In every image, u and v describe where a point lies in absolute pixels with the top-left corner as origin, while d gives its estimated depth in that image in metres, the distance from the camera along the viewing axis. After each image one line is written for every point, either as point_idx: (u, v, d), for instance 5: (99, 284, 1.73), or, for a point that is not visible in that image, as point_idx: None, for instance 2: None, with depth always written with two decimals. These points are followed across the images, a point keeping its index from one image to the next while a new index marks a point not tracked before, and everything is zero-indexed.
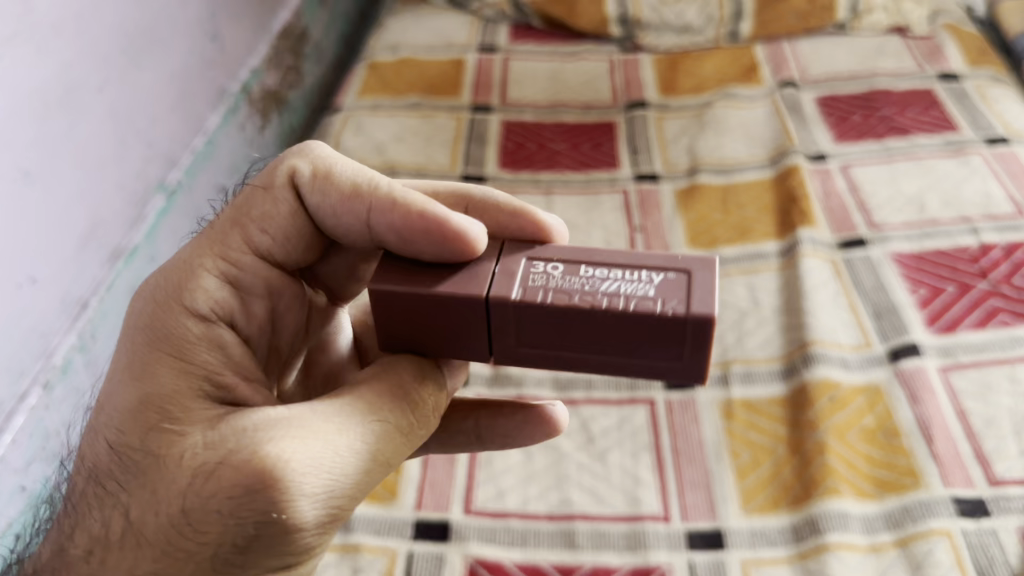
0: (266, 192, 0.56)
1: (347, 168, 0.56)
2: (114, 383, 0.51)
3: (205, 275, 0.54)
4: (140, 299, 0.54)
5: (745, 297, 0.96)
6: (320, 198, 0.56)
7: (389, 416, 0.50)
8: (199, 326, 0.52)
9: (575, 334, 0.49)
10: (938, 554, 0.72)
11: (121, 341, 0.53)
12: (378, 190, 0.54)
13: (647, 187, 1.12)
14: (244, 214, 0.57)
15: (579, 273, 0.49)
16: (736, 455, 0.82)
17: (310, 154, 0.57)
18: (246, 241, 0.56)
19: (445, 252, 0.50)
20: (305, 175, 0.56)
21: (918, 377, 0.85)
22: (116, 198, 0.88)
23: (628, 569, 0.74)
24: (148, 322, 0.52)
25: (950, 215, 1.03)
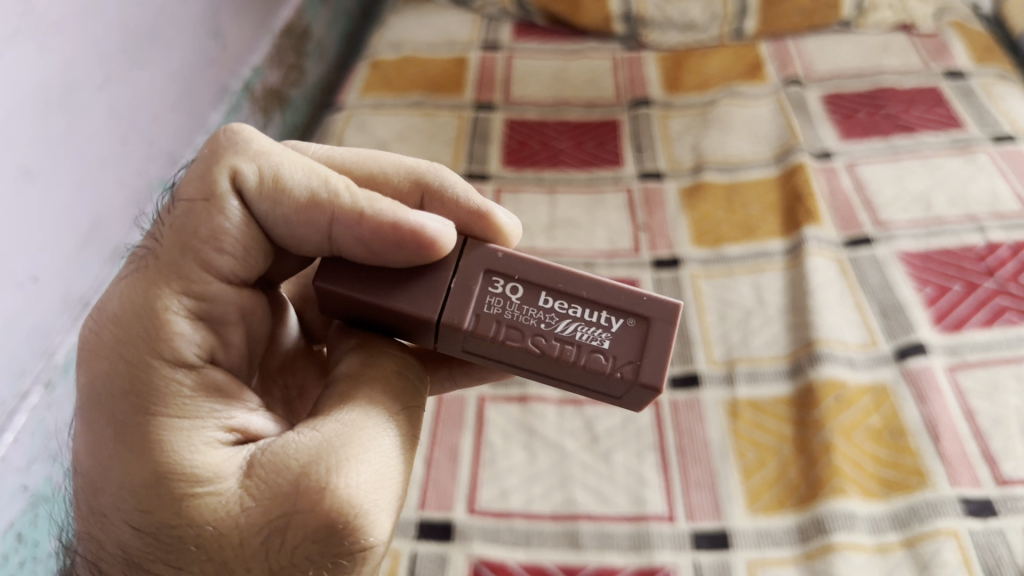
0: (216, 207, 0.50)
1: (300, 171, 0.52)
2: (110, 463, 0.46)
3: (175, 318, 0.49)
4: (103, 363, 0.48)
5: (750, 296, 0.95)
6: (271, 210, 0.51)
7: (391, 412, 0.51)
8: (189, 374, 0.49)
9: (527, 366, 0.52)
10: (945, 554, 0.71)
11: (92, 415, 0.47)
12: (339, 200, 0.51)
13: (651, 185, 1.11)
14: (192, 237, 0.50)
15: (538, 303, 0.51)
16: (741, 455, 0.81)
17: (254, 152, 0.52)
18: (207, 268, 0.51)
19: (416, 256, 0.51)
20: (252, 183, 0.51)
21: (923, 376, 0.85)
22: (116, 197, 0.87)
23: (632, 569, 0.74)
24: (128, 387, 0.47)
25: (956, 214, 1.02)
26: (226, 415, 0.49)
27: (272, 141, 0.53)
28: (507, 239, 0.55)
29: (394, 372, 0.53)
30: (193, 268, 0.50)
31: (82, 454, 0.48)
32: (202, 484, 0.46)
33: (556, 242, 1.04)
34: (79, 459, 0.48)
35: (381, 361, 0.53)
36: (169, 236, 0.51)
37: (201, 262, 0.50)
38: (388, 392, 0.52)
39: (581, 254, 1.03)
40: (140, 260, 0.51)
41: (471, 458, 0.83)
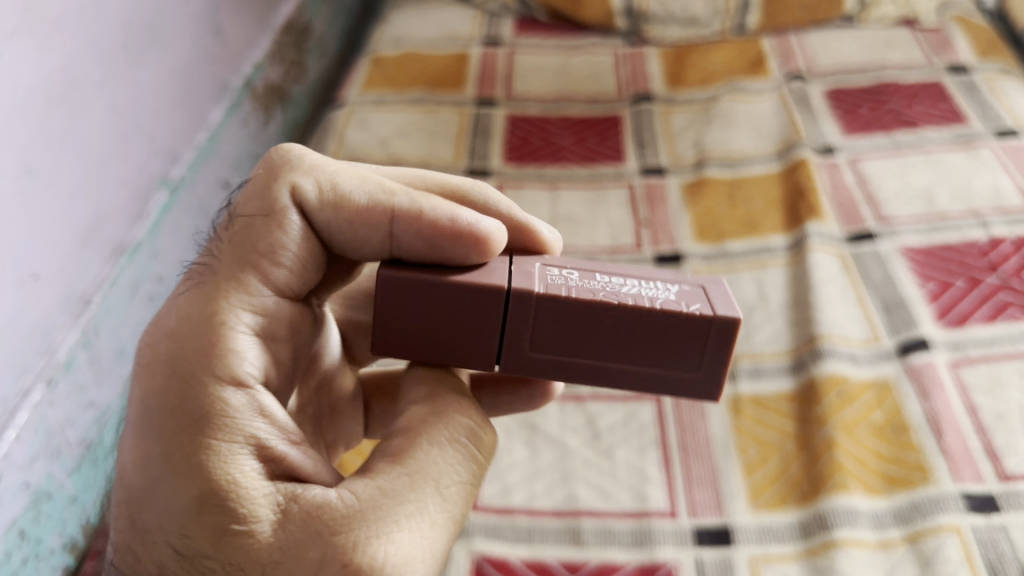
0: (277, 222, 0.54)
1: (356, 182, 0.57)
2: (155, 478, 0.47)
3: (231, 335, 0.51)
4: (156, 378, 0.49)
5: (753, 292, 0.95)
6: (331, 217, 0.56)
7: (445, 478, 0.49)
8: (239, 396, 0.49)
9: (603, 330, 0.51)
10: (948, 550, 0.71)
11: (141, 429, 0.48)
12: (394, 203, 0.55)
13: (653, 181, 1.11)
14: (251, 251, 0.54)
15: (596, 279, 0.54)
16: (743, 452, 0.81)
17: (309, 168, 0.57)
18: (262, 280, 0.54)
19: (472, 253, 0.52)
20: (312, 196, 0.55)
21: (926, 372, 0.85)
22: (117, 194, 0.87)
23: (634, 566, 0.74)
24: (176, 404, 0.48)
25: (959, 209, 1.01)
26: (274, 442, 0.49)
27: (324, 159, 0.58)
28: (547, 249, 0.58)
29: (448, 409, 0.52)
30: (250, 282, 0.53)
31: (128, 467, 0.48)
32: (241, 514, 0.46)
33: None
34: (124, 473, 0.49)
35: (447, 403, 0.52)
36: (229, 251, 0.54)
37: (257, 276, 0.54)
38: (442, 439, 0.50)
39: (583, 250, 1.02)
40: (200, 274, 0.54)
41: None
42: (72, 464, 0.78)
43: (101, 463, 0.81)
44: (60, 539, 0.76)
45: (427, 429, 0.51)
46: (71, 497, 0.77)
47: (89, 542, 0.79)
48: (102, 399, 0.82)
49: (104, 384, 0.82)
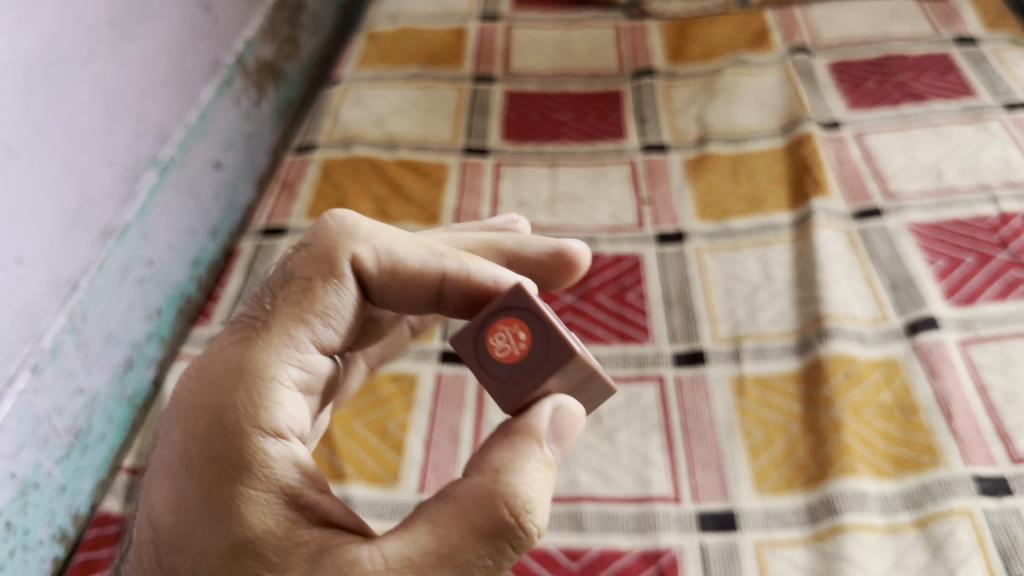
0: (334, 285, 0.52)
1: (402, 240, 0.54)
2: (191, 523, 0.46)
3: (275, 386, 0.48)
4: (197, 423, 0.47)
5: (756, 270, 0.93)
6: (392, 282, 0.54)
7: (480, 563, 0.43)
8: (278, 445, 0.47)
9: None
10: (960, 534, 0.69)
11: (179, 474, 0.47)
12: (446, 264, 0.53)
13: (655, 158, 1.09)
14: (304, 307, 0.51)
15: None
16: (748, 434, 0.79)
17: (365, 235, 0.53)
18: (314, 339, 0.51)
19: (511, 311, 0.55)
20: (372, 261, 0.53)
21: (936, 351, 0.82)
22: (106, 174, 0.85)
23: (637, 552, 0.72)
24: (219, 450, 0.46)
25: (968, 183, 0.99)
26: (305, 493, 0.47)
27: (372, 222, 0.55)
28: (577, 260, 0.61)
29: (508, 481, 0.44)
30: (299, 337, 0.51)
31: (164, 510, 0.47)
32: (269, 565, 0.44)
33: (558, 217, 1.02)
34: (157, 513, 0.48)
35: (511, 471, 0.44)
36: (280, 301, 0.51)
37: (309, 333, 0.51)
38: (477, 530, 0.43)
39: (584, 229, 1.00)
40: (247, 322, 0.51)
41: (471, 440, 0.81)
42: (61, 453, 0.76)
43: (91, 451, 0.79)
44: (49, 529, 0.74)
45: (474, 511, 0.43)
46: (61, 486, 0.75)
47: (80, 532, 0.77)
48: (91, 385, 0.80)
49: (93, 370, 0.80)
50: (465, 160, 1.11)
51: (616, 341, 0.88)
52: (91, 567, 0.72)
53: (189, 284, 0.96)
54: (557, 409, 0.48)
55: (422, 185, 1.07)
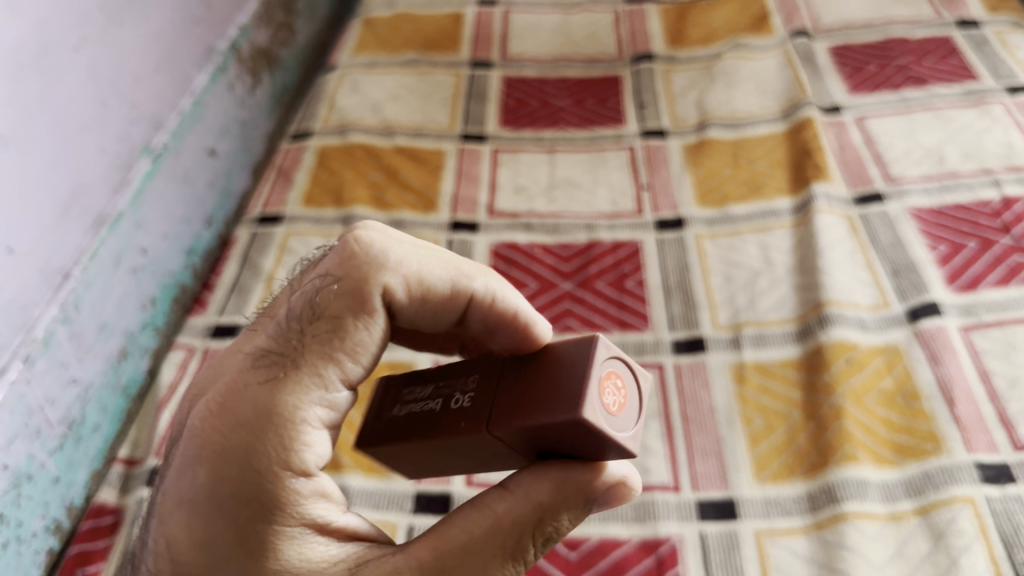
0: (364, 321, 0.49)
1: (431, 259, 0.52)
2: (221, 562, 0.45)
3: (307, 428, 0.47)
4: (226, 464, 0.45)
5: (756, 257, 0.92)
6: (419, 310, 0.51)
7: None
8: (309, 483, 0.47)
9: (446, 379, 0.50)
10: (962, 522, 0.68)
11: (206, 514, 0.45)
12: (474, 288, 0.52)
13: (654, 143, 1.08)
14: (334, 346, 0.48)
15: (430, 404, 0.49)
16: (748, 422, 0.78)
17: (395, 264, 0.50)
18: (341, 377, 0.48)
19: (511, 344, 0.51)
20: (401, 292, 0.50)
21: (938, 337, 0.81)
22: (98, 162, 0.83)
23: (636, 541, 0.72)
24: (251, 493, 0.45)
25: (970, 167, 0.98)
26: (332, 519, 0.48)
27: (398, 242, 0.51)
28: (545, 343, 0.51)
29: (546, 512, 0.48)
30: (329, 377, 0.48)
31: (186, 546, 0.45)
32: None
33: (556, 204, 1.01)
34: (176, 546, 0.46)
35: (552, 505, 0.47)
36: (308, 338, 0.48)
37: (338, 371, 0.48)
38: (507, 550, 0.47)
39: (583, 216, 0.99)
40: (273, 356, 0.48)
41: None
42: (54, 444, 0.75)
43: (85, 442, 0.79)
44: (43, 521, 0.73)
45: (509, 532, 0.47)
46: (54, 478, 0.75)
47: (75, 524, 0.76)
48: (85, 375, 0.79)
49: (87, 360, 0.79)
50: (462, 146, 1.09)
51: (615, 329, 0.87)
52: (86, 558, 0.72)
53: (184, 273, 0.95)
54: (617, 485, 0.48)
55: (419, 173, 1.06)
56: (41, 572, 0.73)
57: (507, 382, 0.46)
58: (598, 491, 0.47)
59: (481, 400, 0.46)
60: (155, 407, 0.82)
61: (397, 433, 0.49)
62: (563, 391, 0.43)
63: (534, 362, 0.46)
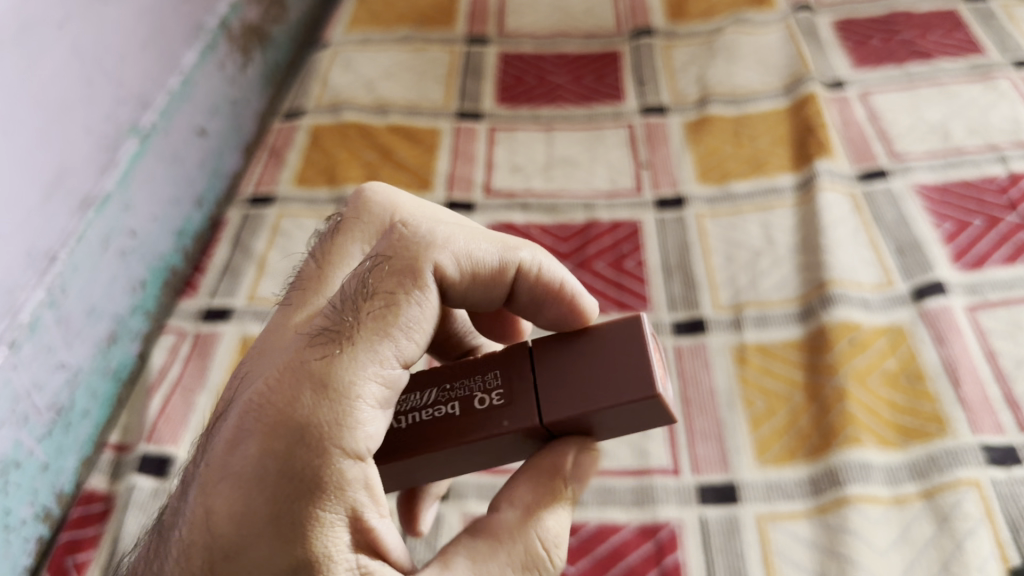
0: (417, 296, 0.48)
1: (477, 236, 0.52)
2: (254, 537, 0.43)
3: (360, 406, 0.45)
4: (277, 438, 0.44)
5: (758, 236, 0.90)
6: (469, 286, 0.51)
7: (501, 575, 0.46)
8: (356, 467, 0.45)
9: (455, 380, 0.50)
10: (967, 505, 0.67)
11: (249, 487, 0.44)
12: (522, 260, 0.52)
13: (654, 120, 1.05)
14: (388, 322, 0.47)
15: (451, 407, 0.49)
16: (749, 404, 0.77)
17: (445, 241, 0.50)
18: (396, 356, 0.47)
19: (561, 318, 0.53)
20: (453, 269, 0.50)
21: (943, 316, 0.80)
22: (83, 143, 0.81)
23: (635, 526, 0.71)
24: (296, 470, 0.44)
25: (976, 144, 0.96)
26: (368, 512, 0.45)
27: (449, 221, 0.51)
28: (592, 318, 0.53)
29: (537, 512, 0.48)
30: (384, 355, 0.46)
31: (223, 519, 0.44)
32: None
33: (554, 183, 0.99)
34: (214, 518, 0.44)
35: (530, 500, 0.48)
36: (366, 314, 0.47)
37: (392, 350, 0.47)
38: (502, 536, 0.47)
39: (581, 195, 0.97)
40: (330, 331, 0.47)
41: None
42: (43, 430, 0.74)
43: (75, 428, 0.77)
44: (32, 508, 0.72)
45: (500, 536, 0.47)
46: (43, 465, 0.73)
47: (65, 511, 0.75)
48: (73, 361, 0.78)
49: (75, 344, 0.78)
50: (458, 124, 1.07)
51: (614, 310, 0.86)
52: (75, 546, 0.70)
53: (174, 256, 0.93)
54: (584, 454, 0.49)
55: (414, 152, 1.04)
56: (31, 560, 0.72)
57: (546, 376, 0.48)
58: (571, 478, 0.49)
59: (519, 397, 0.48)
60: (146, 391, 0.81)
61: (413, 442, 0.49)
62: (625, 373, 0.47)
63: (570, 348, 0.49)
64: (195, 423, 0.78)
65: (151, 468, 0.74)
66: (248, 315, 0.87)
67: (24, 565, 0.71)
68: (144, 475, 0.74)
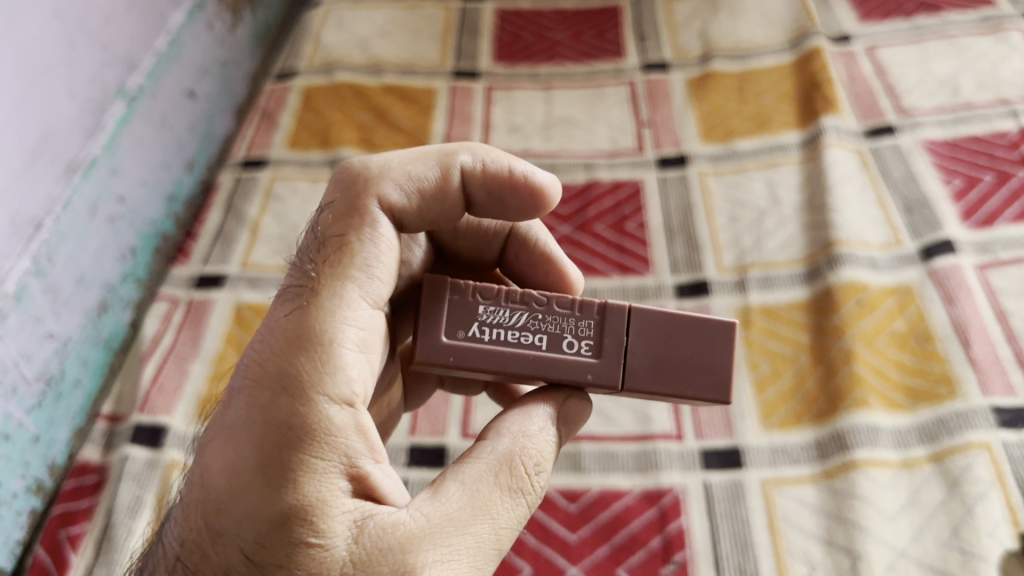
0: (368, 236, 0.49)
1: (414, 159, 0.54)
2: (243, 485, 0.42)
3: (338, 349, 0.45)
4: (261, 387, 0.44)
5: (763, 195, 0.88)
6: (421, 205, 0.53)
7: (504, 516, 0.45)
8: (340, 414, 0.44)
9: (542, 313, 0.50)
10: (978, 469, 0.66)
11: (236, 436, 0.43)
12: (462, 163, 0.54)
13: (655, 77, 1.02)
14: (345, 264, 0.48)
15: (535, 338, 0.49)
16: (754, 366, 0.75)
17: (381, 171, 0.52)
18: (361, 295, 0.48)
19: (528, 204, 0.56)
20: (398, 193, 0.52)
21: (953, 276, 0.78)
22: (68, 106, 0.78)
23: (638, 492, 0.69)
24: (280, 418, 0.43)
25: (986, 98, 0.93)
26: (359, 462, 0.44)
27: (381, 155, 0.53)
28: (548, 193, 0.56)
29: (524, 443, 0.47)
30: (349, 296, 0.47)
31: (215, 471, 0.43)
32: (319, 529, 0.41)
33: (553, 143, 0.96)
34: (209, 475, 0.43)
35: (526, 432, 0.47)
36: (322, 261, 0.48)
37: (357, 290, 0.47)
38: (474, 460, 0.46)
39: (581, 155, 0.95)
40: (299, 285, 0.48)
41: None
42: (32, 402, 0.72)
43: (66, 398, 0.76)
44: (24, 481, 0.71)
45: (489, 465, 0.46)
46: (34, 437, 0.72)
47: (58, 483, 0.74)
48: (62, 330, 0.76)
49: (64, 314, 0.76)
50: (454, 83, 1.04)
51: (615, 273, 0.84)
52: (69, 519, 0.69)
53: (165, 222, 0.91)
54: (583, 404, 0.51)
55: (409, 112, 1.01)
56: (24, 533, 0.71)
57: (636, 346, 0.49)
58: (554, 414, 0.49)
59: (607, 354, 0.49)
60: (138, 360, 0.79)
61: (489, 359, 0.49)
62: (699, 368, 0.49)
63: (663, 328, 0.49)
64: (189, 392, 0.77)
65: (145, 439, 0.73)
66: (242, 282, 0.85)
67: (17, 538, 0.70)
68: (138, 446, 0.73)
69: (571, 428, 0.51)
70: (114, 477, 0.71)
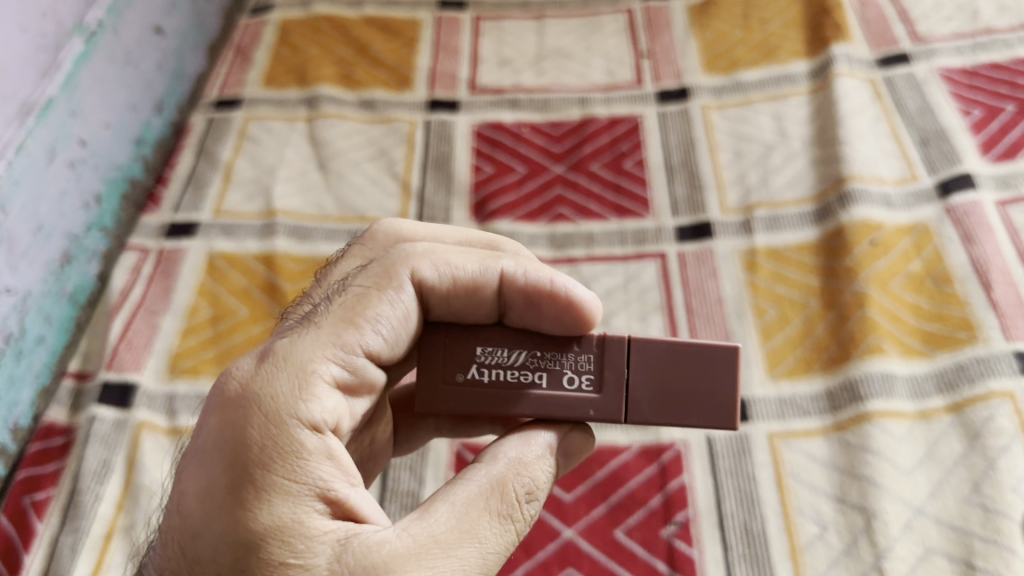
0: (387, 295, 0.45)
1: (458, 254, 0.48)
2: (215, 509, 0.39)
3: (316, 380, 0.42)
4: (232, 407, 0.40)
5: (770, 128, 0.82)
6: (446, 289, 0.46)
7: (493, 541, 0.40)
8: (314, 437, 0.40)
9: (541, 349, 0.46)
10: (1001, 420, 0.61)
11: (208, 457, 0.40)
12: (505, 267, 0.47)
13: (654, 4, 0.96)
14: (352, 313, 0.44)
15: (535, 379, 0.45)
16: (760, 312, 0.70)
17: (422, 250, 0.47)
18: (360, 345, 0.43)
19: (566, 318, 0.45)
20: (430, 272, 0.46)
21: (972, 213, 0.72)
22: (18, 42, 0.72)
23: (637, 449, 0.65)
24: (251, 438, 0.39)
25: (1008, 22, 0.86)
26: (337, 485, 0.40)
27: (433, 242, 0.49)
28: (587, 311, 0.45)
29: (517, 469, 0.43)
30: (347, 339, 0.43)
31: (187, 497, 0.40)
32: (295, 552, 0.38)
33: (545, 77, 0.90)
34: (183, 502, 0.40)
35: (523, 460, 0.43)
36: (335, 305, 0.44)
37: (357, 338, 0.43)
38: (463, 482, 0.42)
39: (575, 89, 0.89)
40: (296, 322, 0.45)
41: None
42: None
43: (28, 356, 0.71)
44: None
45: (480, 488, 0.41)
46: None
47: (22, 447, 0.70)
48: (21, 285, 0.71)
49: (21, 267, 0.71)
50: (439, 15, 0.98)
51: (612, 216, 0.79)
52: (34, 485, 0.65)
53: (133, 166, 0.85)
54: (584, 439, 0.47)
55: (391, 46, 0.95)
56: None
57: (638, 380, 0.44)
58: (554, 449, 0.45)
59: (608, 388, 0.45)
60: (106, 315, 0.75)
61: (487, 401, 0.45)
62: (705, 396, 0.44)
63: (664, 357, 0.44)
64: (160, 348, 0.72)
65: (113, 399, 0.69)
66: (215, 230, 0.80)
67: None
68: (105, 406, 0.68)
69: (570, 463, 0.46)
70: (80, 441, 0.67)
